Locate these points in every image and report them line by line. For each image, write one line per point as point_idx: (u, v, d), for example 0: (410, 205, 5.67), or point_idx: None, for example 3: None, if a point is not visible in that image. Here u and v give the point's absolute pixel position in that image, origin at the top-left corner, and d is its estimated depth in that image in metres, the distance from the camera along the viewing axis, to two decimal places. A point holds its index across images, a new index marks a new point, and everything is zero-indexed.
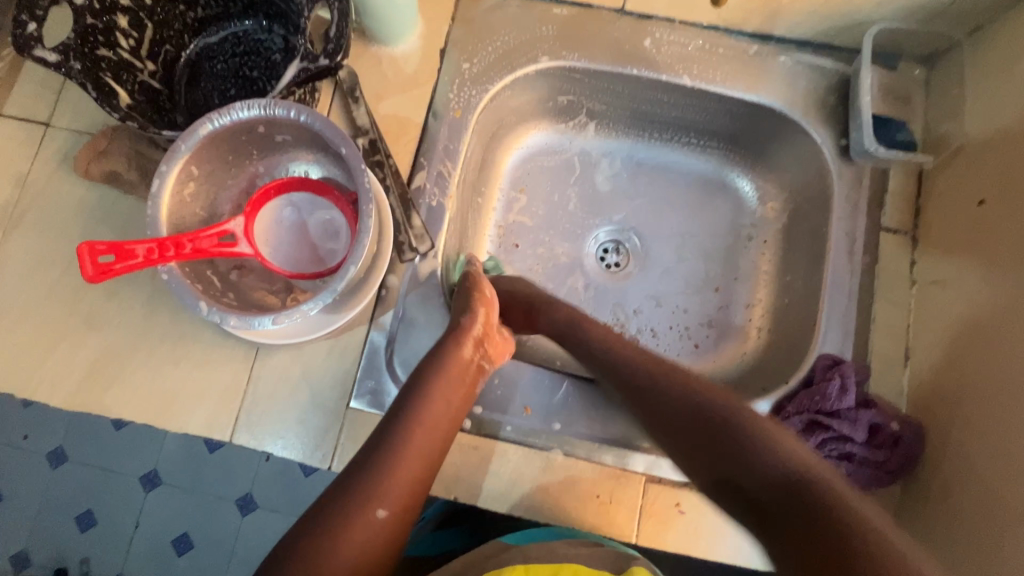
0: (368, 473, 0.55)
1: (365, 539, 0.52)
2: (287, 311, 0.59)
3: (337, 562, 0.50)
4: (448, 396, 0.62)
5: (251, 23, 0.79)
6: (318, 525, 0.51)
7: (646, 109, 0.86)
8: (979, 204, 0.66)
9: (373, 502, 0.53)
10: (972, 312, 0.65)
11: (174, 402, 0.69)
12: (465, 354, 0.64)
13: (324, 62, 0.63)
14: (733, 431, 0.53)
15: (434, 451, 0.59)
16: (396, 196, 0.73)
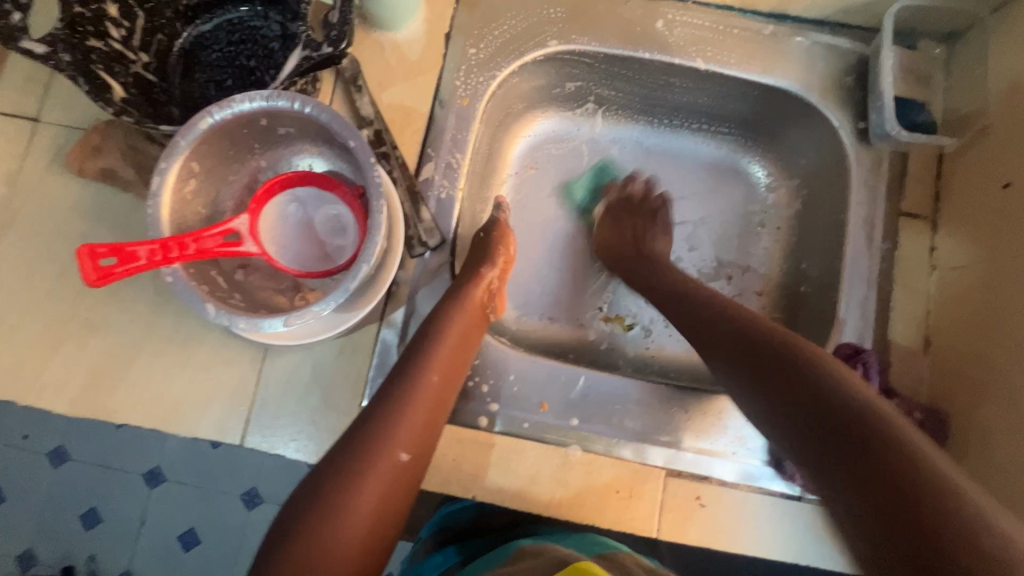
0: (380, 417, 0.54)
1: (385, 476, 0.51)
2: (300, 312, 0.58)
3: (365, 494, 0.49)
4: (462, 333, 0.63)
5: (247, 11, 0.76)
6: (336, 469, 0.50)
7: (656, 93, 0.84)
8: (1003, 186, 0.65)
9: (397, 436, 0.53)
10: (996, 298, 0.63)
11: (182, 406, 0.68)
12: (477, 296, 0.67)
13: (327, 50, 0.59)
14: (794, 359, 0.51)
15: (448, 387, 0.60)
16: (405, 189, 0.71)
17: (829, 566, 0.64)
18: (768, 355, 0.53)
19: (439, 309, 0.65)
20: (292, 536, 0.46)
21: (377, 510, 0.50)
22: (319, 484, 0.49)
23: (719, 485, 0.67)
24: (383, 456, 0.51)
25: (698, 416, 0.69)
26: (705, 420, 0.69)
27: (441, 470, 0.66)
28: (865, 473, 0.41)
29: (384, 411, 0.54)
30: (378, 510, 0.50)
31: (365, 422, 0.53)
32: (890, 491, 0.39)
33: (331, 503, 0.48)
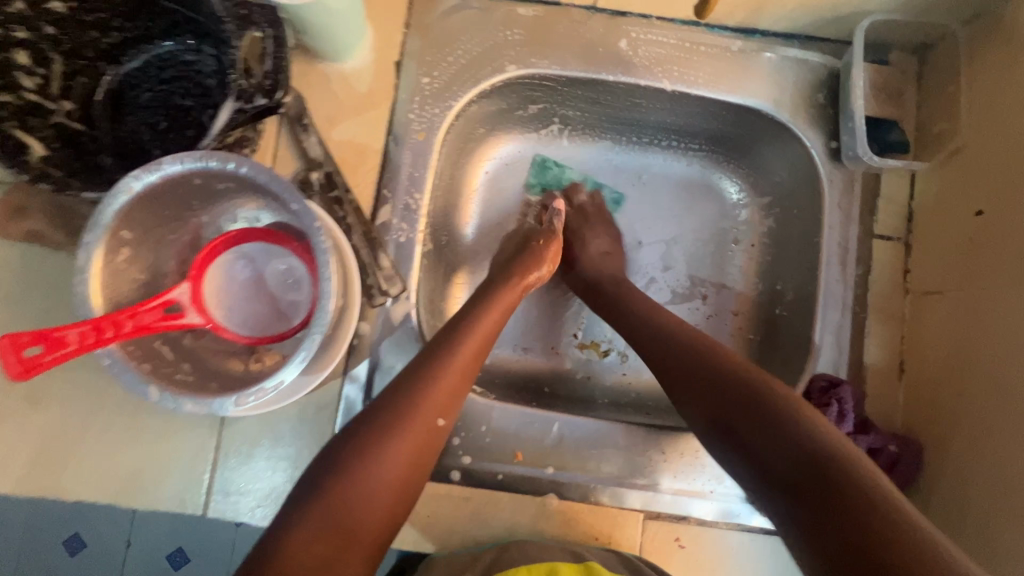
0: (415, 382, 0.54)
1: (398, 461, 0.50)
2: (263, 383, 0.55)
3: (391, 456, 0.50)
4: (495, 324, 0.63)
5: (177, 45, 0.69)
6: (348, 453, 0.49)
7: (622, 112, 0.80)
8: (976, 214, 0.63)
9: (428, 406, 0.53)
10: (968, 329, 0.62)
11: (139, 478, 0.64)
12: (512, 292, 0.67)
13: (263, 101, 0.55)
14: (785, 432, 0.48)
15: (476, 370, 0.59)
16: (360, 236, 0.67)
17: None
18: (760, 421, 0.51)
19: (478, 301, 0.64)
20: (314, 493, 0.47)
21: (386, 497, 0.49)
22: (338, 459, 0.49)
23: (697, 524, 0.67)
24: (398, 441, 0.51)
25: (676, 457, 0.68)
26: (684, 459, 0.68)
27: (416, 527, 0.65)
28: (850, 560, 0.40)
29: (421, 377, 0.55)
30: (385, 493, 0.49)
31: (383, 406, 0.53)
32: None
33: (342, 486, 0.48)
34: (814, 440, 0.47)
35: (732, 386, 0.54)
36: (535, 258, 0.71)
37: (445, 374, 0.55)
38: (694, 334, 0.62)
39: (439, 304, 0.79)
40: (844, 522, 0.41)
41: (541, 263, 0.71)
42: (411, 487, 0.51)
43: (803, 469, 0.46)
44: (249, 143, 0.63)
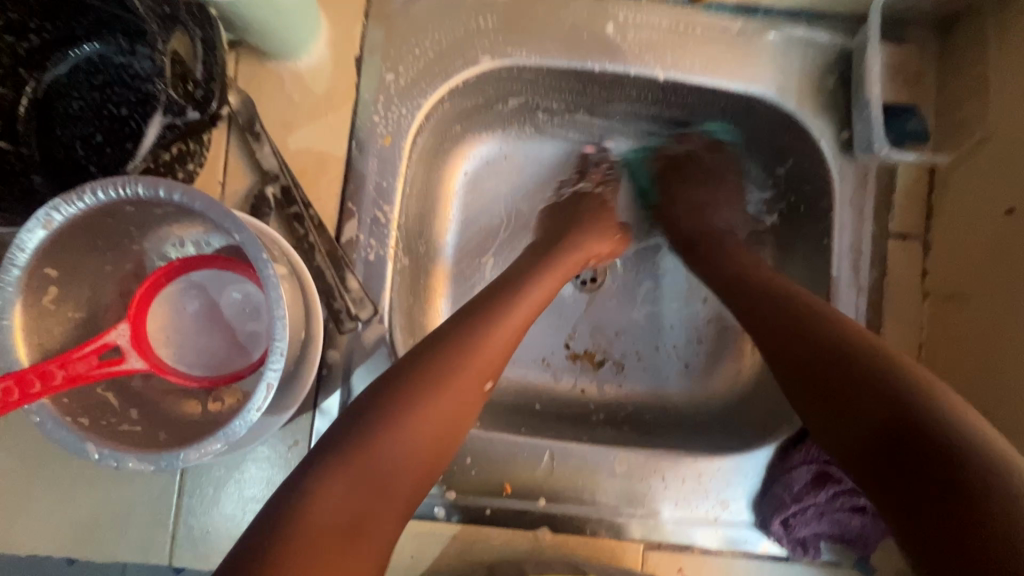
0: (467, 332, 0.53)
1: (432, 417, 0.48)
2: (215, 433, 0.48)
3: (437, 403, 0.48)
4: (558, 279, 0.63)
5: (111, 47, 0.61)
6: (384, 405, 0.47)
7: (609, 103, 0.73)
8: (1006, 213, 0.56)
9: (483, 360, 0.52)
10: (996, 340, 0.57)
11: (96, 528, 0.59)
12: (576, 252, 0.67)
13: (194, 115, 0.49)
14: (842, 368, 0.46)
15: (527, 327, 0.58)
16: (324, 255, 0.61)
17: None
18: (814, 364, 0.48)
19: (541, 258, 0.64)
20: (354, 431, 0.45)
21: (421, 452, 0.47)
22: (382, 401, 0.47)
23: (702, 553, 0.62)
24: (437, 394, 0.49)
25: (676, 483, 0.63)
26: (687, 485, 0.63)
27: (399, 568, 0.60)
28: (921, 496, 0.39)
29: (473, 326, 0.53)
30: (418, 450, 0.47)
31: (434, 350, 0.51)
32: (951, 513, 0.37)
33: (375, 439, 0.45)
34: (874, 375, 0.44)
35: (789, 327, 0.52)
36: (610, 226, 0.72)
37: (490, 330, 0.54)
38: (742, 276, 0.59)
39: (419, 321, 0.73)
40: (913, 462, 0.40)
41: (604, 233, 0.71)
42: (449, 444, 0.49)
43: (866, 408, 0.44)
44: (193, 157, 0.57)
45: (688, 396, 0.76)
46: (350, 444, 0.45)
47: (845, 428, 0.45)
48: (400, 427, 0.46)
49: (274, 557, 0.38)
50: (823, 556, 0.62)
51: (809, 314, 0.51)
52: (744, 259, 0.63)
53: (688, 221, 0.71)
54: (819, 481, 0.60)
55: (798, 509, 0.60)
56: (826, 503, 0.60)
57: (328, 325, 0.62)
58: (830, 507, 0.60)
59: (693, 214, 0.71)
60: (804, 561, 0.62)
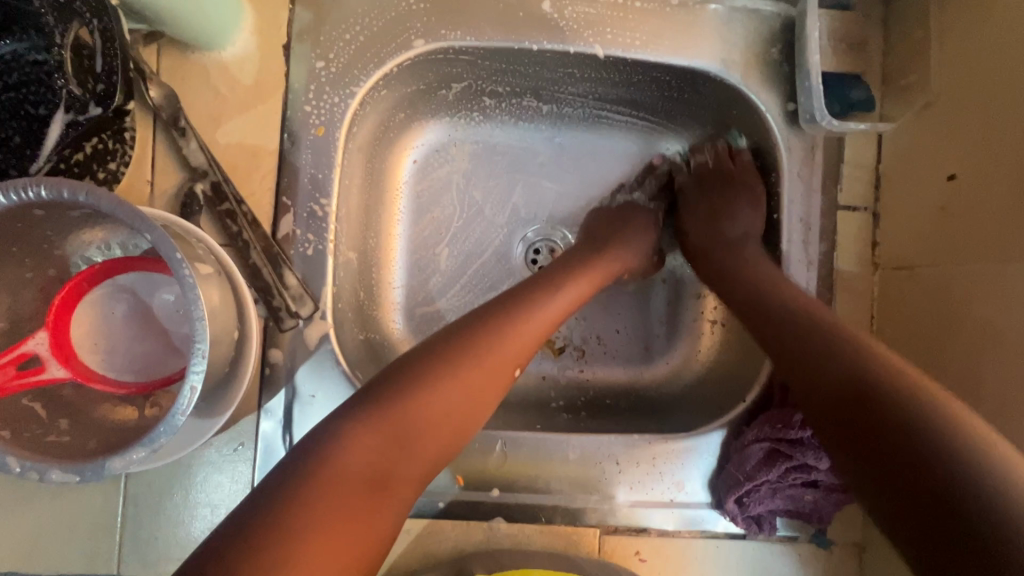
0: (492, 326, 0.54)
1: (457, 396, 0.50)
2: (141, 440, 0.46)
3: (454, 391, 0.50)
4: (587, 286, 0.63)
5: None
6: (418, 372, 0.50)
7: (555, 83, 0.71)
8: (947, 178, 0.57)
9: (500, 354, 0.53)
10: (942, 307, 0.57)
11: (35, 544, 0.57)
12: (609, 264, 0.67)
13: (98, 110, 0.51)
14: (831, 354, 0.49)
15: (557, 322, 0.59)
16: (260, 252, 0.59)
17: None
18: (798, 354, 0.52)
19: (569, 265, 0.64)
20: (378, 409, 0.47)
21: (451, 420, 0.50)
22: (403, 382, 0.49)
23: (658, 536, 0.62)
24: (471, 370, 0.51)
25: (631, 466, 0.63)
26: (641, 469, 0.62)
27: None
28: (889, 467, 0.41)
29: (500, 322, 0.55)
30: (444, 418, 0.49)
31: (460, 338, 0.53)
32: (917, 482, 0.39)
33: (410, 402, 0.48)
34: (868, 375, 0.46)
35: (776, 322, 0.55)
36: (645, 248, 0.71)
37: (526, 318, 0.56)
38: (740, 279, 0.61)
39: (370, 316, 0.71)
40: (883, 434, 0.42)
41: (632, 253, 0.70)
42: (470, 421, 0.51)
43: (840, 388, 0.46)
44: (114, 156, 0.56)
45: (649, 379, 0.75)
46: (389, 404, 0.47)
47: (829, 425, 0.46)
48: (431, 393, 0.49)
49: (306, 497, 0.42)
50: (778, 532, 0.63)
51: (797, 307, 0.55)
52: (751, 265, 0.62)
53: (704, 233, 0.69)
54: (771, 458, 0.60)
55: (751, 487, 0.59)
56: (778, 480, 0.60)
57: (268, 324, 0.60)
58: (782, 484, 0.60)
59: (704, 227, 0.70)
60: (759, 537, 0.62)
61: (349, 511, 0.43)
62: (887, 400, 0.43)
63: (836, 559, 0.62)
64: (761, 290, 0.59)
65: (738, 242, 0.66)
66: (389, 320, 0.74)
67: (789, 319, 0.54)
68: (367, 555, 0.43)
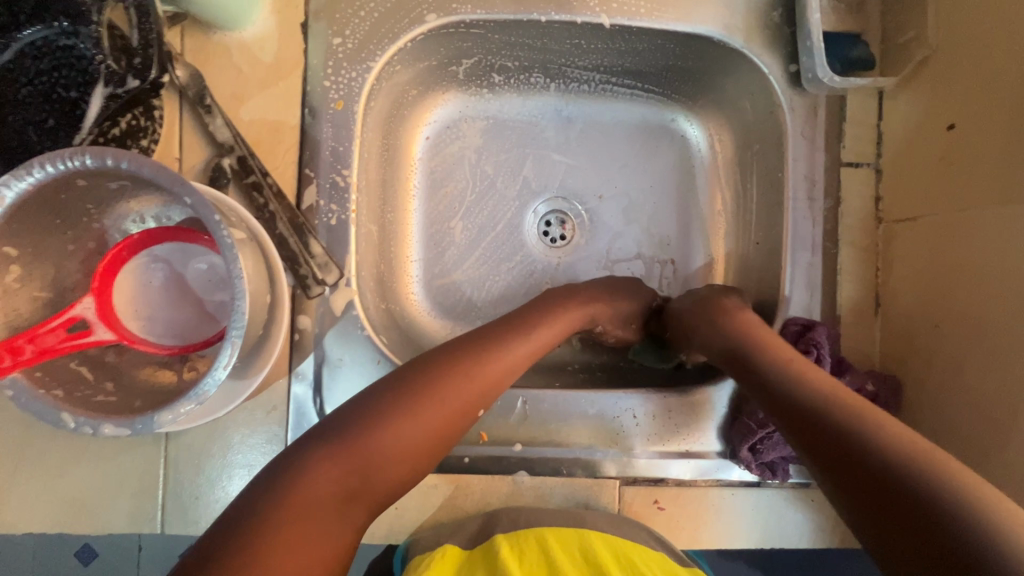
0: (462, 359, 0.54)
1: (424, 427, 0.50)
2: (186, 395, 0.49)
3: (421, 425, 0.50)
4: (564, 328, 0.63)
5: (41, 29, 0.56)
6: (382, 407, 0.50)
7: (562, 56, 0.73)
8: (947, 129, 0.60)
9: (469, 388, 0.53)
10: (944, 253, 0.60)
11: (84, 504, 0.60)
12: (583, 308, 0.66)
13: (134, 83, 0.55)
14: (800, 395, 0.50)
15: (527, 363, 0.59)
16: (286, 223, 0.62)
17: (792, 539, 0.64)
18: (774, 391, 0.52)
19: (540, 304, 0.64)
20: (342, 438, 0.48)
21: (410, 456, 0.50)
22: (366, 413, 0.49)
23: (675, 485, 0.65)
24: (435, 405, 0.51)
25: (647, 420, 0.65)
26: (656, 423, 0.65)
27: (384, 521, 0.63)
28: (882, 505, 0.40)
29: (470, 356, 0.55)
30: (408, 451, 0.49)
31: (429, 371, 0.53)
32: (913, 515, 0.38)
33: (370, 437, 0.48)
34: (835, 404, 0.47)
35: (756, 370, 0.55)
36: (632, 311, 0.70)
37: (496, 357, 0.56)
38: (721, 325, 0.60)
39: (390, 287, 0.74)
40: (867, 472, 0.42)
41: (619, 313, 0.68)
42: (431, 457, 0.51)
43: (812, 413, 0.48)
44: (145, 133, 0.59)
45: None
46: (350, 438, 0.48)
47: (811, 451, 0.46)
48: (398, 425, 0.49)
49: (270, 525, 0.42)
50: (791, 479, 0.65)
51: (767, 355, 0.55)
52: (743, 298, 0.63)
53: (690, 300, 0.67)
54: None
55: (764, 434, 0.62)
56: None
57: (296, 292, 0.63)
58: None
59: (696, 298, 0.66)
60: (773, 484, 0.65)
61: (305, 539, 0.43)
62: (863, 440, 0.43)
63: None
64: (737, 337, 0.58)
65: (737, 307, 0.62)
66: (408, 292, 0.76)
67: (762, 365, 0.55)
68: None
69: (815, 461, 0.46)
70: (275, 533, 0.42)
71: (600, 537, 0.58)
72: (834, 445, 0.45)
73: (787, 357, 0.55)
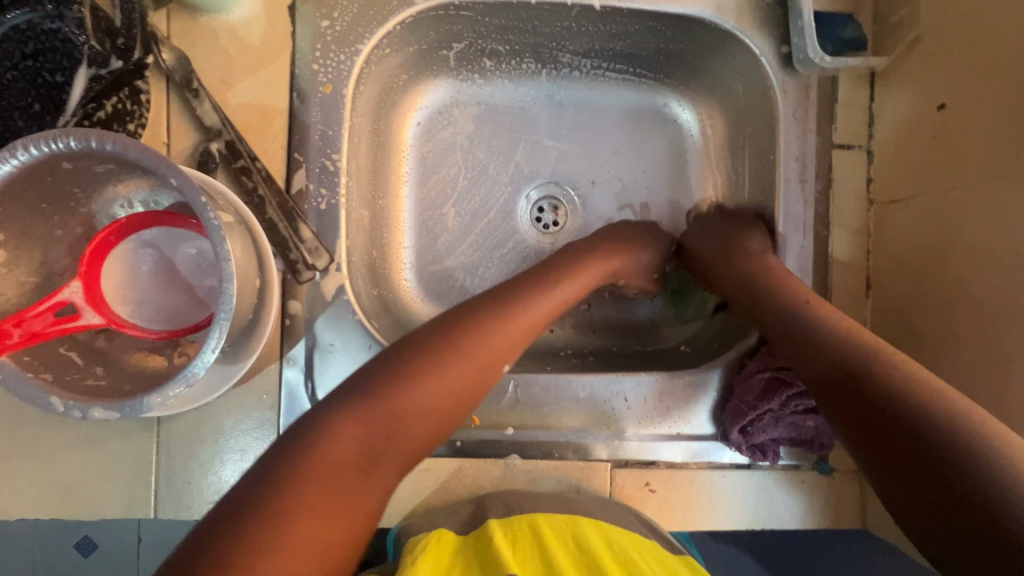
0: (481, 318, 0.55)
1: (447, 384, 0.50)
2: (176, 378, 0.49)
3: (442, 382, 0.50)
4: (579, 287, 0.63)
5: (25, 12, 0.55)
6: (406, 361, 0.50)
7: (553, 39, 0.73)
8: (938, 109, 0.59)
9: (488, 343, 0.53)
10: (934, 233, 0.60)
11: (77, 489, 0.60)
12: (597, 269, 0.66)
13: (118, 63, 0.56)
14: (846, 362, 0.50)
15: (545, 322, 0.59)
16: (276, 208, 0.61)
17: (782, 520, 0.65)
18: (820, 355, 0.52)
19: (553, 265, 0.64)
20: (365, 397, 0.48)
21: (438, 409, 0.50)
22: (388, 373, 0.49)
23: (666, 468, 0.65)
24: (460, 358, 0.51)
25: (639, 403, 0.65)
26: (649, 406, 0.65)
27: None
28: (898, 454, 0.43)
29: (488, 313, 0.55)
30: (432, 408, 0.49)
31: (447, 330, 0.53)
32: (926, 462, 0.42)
33: (396, 390, 0.48)
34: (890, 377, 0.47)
35: (795, 329, 0.56)
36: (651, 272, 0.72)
37: (513, 317, 0.56)
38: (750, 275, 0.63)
39: (382, 274, 0.74)
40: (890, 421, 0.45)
41: (641, 260, 0.70)
42: (459, 410, 0.51)
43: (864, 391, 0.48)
44: (132, 117, 0.59)
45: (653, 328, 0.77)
46: (377, 390, 0.48)
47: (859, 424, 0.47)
48: (421, 384, 0.49)
49: (302, 477, 0.42)
50: (781, 461, 0.66)
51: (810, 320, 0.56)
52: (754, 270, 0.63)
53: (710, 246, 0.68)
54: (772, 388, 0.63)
55: (754, 416, 0.62)
56: (780, 408, 0.62)
57: (286, 277, 0.63)
58: (784, 412, 0.62)
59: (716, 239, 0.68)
60: (764, 466, 0.66)
61: (335, 486, 0.43)
62: (887, 390, 0.46)
63: (838, 485, 0.66)
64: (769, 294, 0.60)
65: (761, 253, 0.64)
66: (400, 278, 0.76)
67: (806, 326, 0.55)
68: (344, 542, 0.42)
69: (846, 420, 0.48)
70: (302, 487, 0.42)
71: (592, 523, 0.58)
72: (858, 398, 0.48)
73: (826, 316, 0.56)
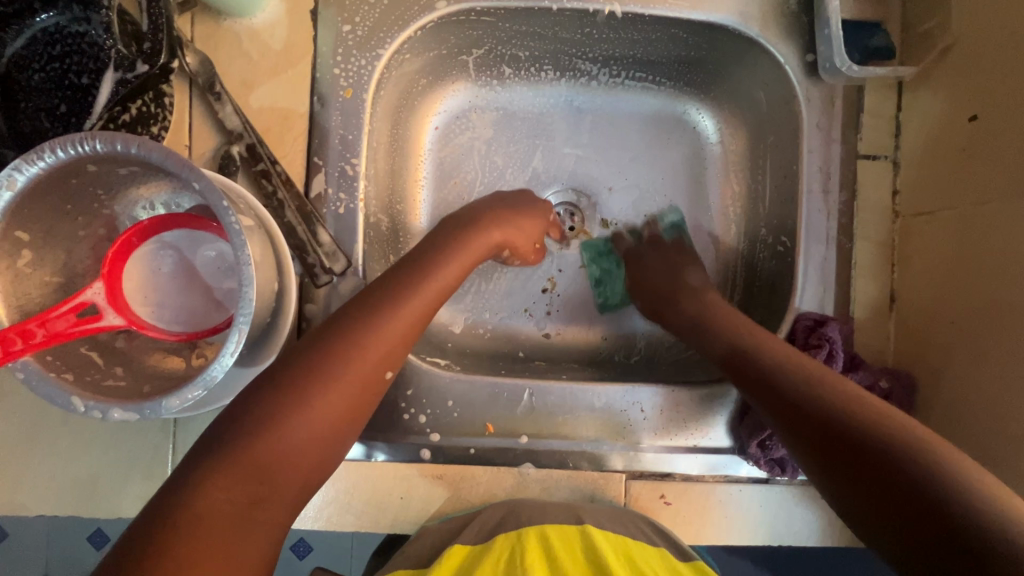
0: (355, 326, 0.49)
1: (329, 403, 0.45)
2: (194, 380, 0.49)
3: (325, 404, 0.45)
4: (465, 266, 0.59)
5: (54, 15, 0.56)
6: (277, 390, 0.45)
7: (573, 44, 0.72)
8: (969, 120, 0.58)
9: (368, 349, 0.48)
10: (960, 247, 0.59)
11: (95, 487, 0.61)
12: (481, 243, 0.62)
13: (144, 68, 0.54)
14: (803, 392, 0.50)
15: (434, 309, 0.54)
16: (295, 211, 0.62)
17: (799, 536, 0.64)
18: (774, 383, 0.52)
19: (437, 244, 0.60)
20: (241, 425, 0.43)
21: (312, 448, 0.45)
22: (263, 398, 0.44)
23: (682, 480, 0.64)
24: (326, 383, 0.45)
25: (656, 414, 0.65)
26: (664, 417, 0.65)
27: (389, 510, 0.63)
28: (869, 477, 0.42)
29: (363, 315, 0.50)
30: (314, 436, 0.44)
31: (328, 343, 0.48)
32: (899, 502, 0.40)
33: (266, 426, 0.43)
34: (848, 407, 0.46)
35: (747, 358, 0.56)
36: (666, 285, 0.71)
37: (389, 314, 0.50)
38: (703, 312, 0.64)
39: None
40: (880, 478, 0.41)
41: (531, 233, 0.69)
42: (339, 440, 0.46)
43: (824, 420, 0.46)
44: (156, 120, 0.59)
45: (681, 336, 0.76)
46: (239, 440, 0.42)
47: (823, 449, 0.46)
48: (301, 412, 0.44)
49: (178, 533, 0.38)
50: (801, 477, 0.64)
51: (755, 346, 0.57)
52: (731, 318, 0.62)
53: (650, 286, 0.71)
54: None
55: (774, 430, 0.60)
56: None
57: (304, 280, 0.63)
58: None
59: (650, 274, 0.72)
60: (782, 482, 0.64)
61: (221, 552, 0.38)
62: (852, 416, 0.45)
63: None
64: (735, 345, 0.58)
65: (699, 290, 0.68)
66: None
67: (754, 354, 0.56)
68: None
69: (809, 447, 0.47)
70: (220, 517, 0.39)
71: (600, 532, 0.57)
72: (846, 449, 0.44)
73: (770, 347, 0.56)
